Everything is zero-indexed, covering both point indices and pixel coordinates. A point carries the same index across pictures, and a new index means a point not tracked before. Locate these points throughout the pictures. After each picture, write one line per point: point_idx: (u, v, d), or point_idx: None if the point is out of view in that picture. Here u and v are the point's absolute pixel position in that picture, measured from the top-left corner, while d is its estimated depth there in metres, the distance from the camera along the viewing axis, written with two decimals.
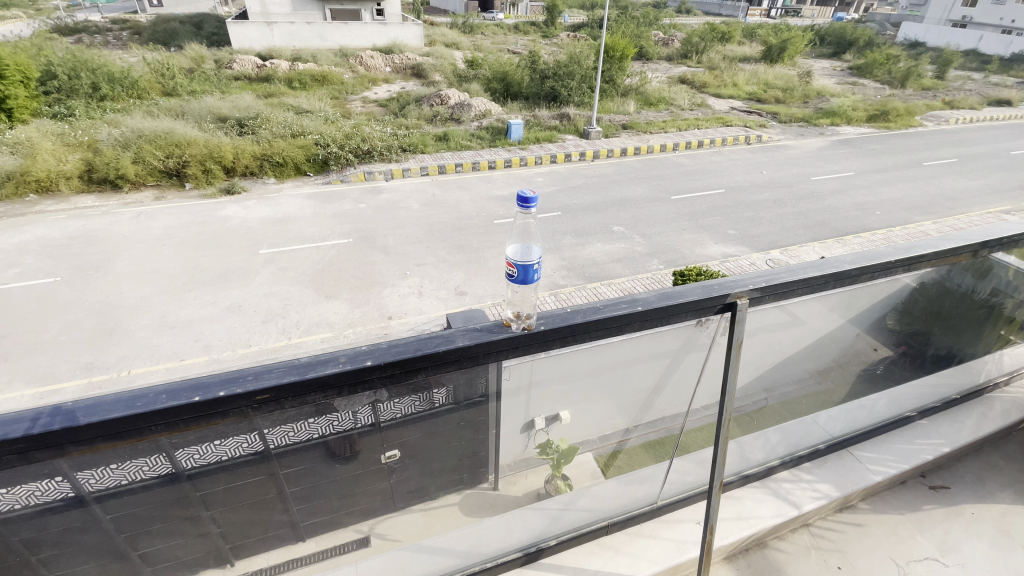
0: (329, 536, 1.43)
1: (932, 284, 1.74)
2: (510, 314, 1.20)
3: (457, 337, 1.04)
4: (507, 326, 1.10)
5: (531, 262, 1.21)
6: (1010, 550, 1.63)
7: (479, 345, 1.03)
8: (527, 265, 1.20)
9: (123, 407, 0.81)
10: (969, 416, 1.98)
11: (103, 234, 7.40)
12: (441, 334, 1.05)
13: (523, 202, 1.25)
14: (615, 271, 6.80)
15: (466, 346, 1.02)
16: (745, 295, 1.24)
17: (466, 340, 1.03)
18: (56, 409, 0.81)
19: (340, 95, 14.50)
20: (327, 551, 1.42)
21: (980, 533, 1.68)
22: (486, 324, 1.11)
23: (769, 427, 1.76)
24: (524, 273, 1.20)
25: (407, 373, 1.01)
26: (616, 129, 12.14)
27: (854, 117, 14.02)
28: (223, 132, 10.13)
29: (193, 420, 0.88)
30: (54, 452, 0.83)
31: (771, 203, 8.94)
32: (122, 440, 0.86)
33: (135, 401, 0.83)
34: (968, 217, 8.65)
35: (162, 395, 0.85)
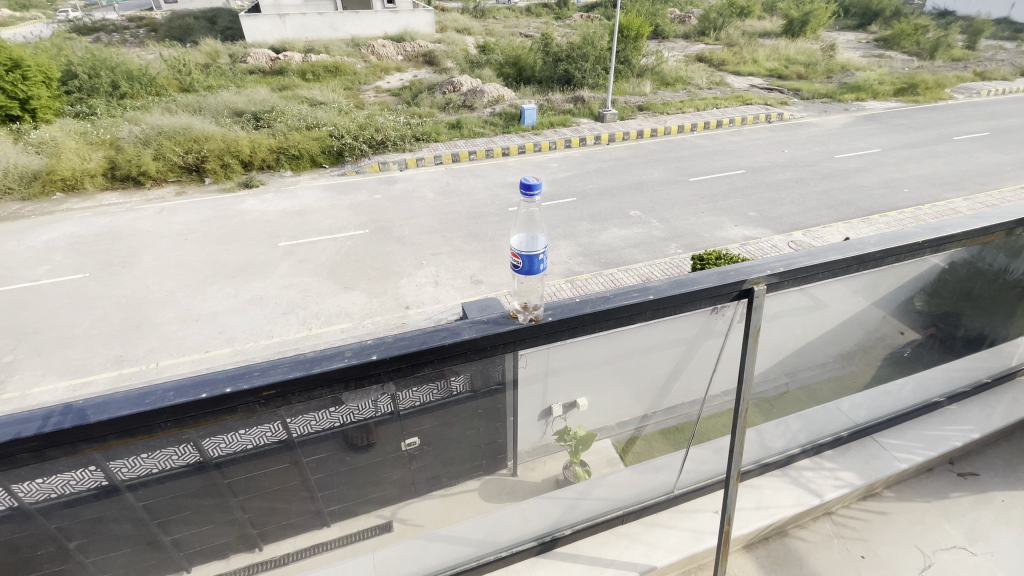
0: (352, 522, 1.45)
1: (962, 264, 1.66)
2: (518, 306, 1.19)
3: (463, 329, 1.04)
4: (514, 318, 1.10)
5: (536, 251, 1.19)
6: None
7: (486, 338, 1.02)
8: (532, 255, 1.18)
9: (132, 405, 0.84)
10: (999, 401, 1.92)
11: (128, 230, 7.59)
12: (448, 326, 1.05)
13: (526, 190, 1.23)
14: (633, 256, 6.74)
15: (473, 339, 1.02)
16: (762, 281, 1.21)
17: (473, 332, 1.03)
18: (67, 408, 0.84)
19: (352, 85, 14.51)
20: (350, 535, 1.44)
21: (1011, 520, 1.63)
22: (493, 316, 1.10)
23: (791, 415, 1.70)
24: (529, 263, 1.18)
25: (413, 367, 1.01)
26: (632, 110, 11.90)
27: (881, 92, 13.50)
28: (239, 126, 10.27)
29: (200, 417, 0.89)
30: (70, 449, 0.86)
31: (793, 182, 8.72)
32: (133, 436, 0.88)
33: (144, 399, 0.85)
34: (1001, 192, 8.32)
35: (170, 392, 0.87)
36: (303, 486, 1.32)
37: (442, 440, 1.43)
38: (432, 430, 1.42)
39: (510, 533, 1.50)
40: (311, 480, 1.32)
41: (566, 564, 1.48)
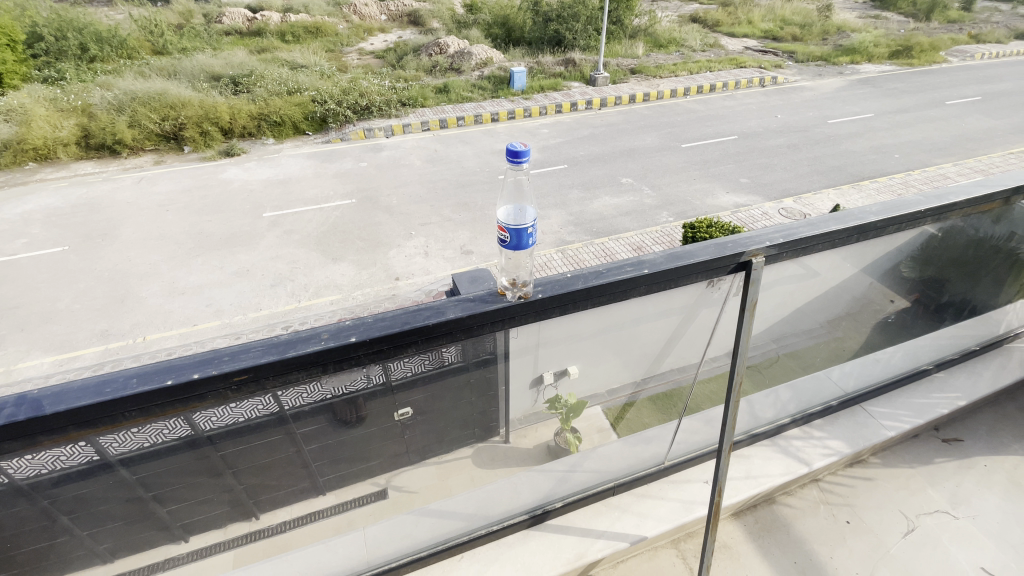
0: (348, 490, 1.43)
1: (963, 232, 1.66)
2: (506, 281, 1.18)
3: (447, 308, 1.01)
4: (502, 294, 1.07)
5: (524, 225, 1.14)
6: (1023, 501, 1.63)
7: (472, 317, 1.00)
8: (520, 229, 1.13)
9: (91, 395, 0.81)
10: (986, 368, 1.96)
11: (106, 201, 7.38)
12: (431, 304, 1.01)
13: (513, 158, 1.17)
14: (624, 225, 6.69)
15: (459, 319, 0.99)
16: (761, 253, 1.18)
17: (458, 312, 1.00)
18: (23, 398, 0.81)
19: (334, 47, 13.93)
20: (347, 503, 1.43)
21: (993, 485, 1.68)
22: (480, 293, 1.07)
23: (782, 384, 1.72)
24: (517, 238, 1.14)
25: (397, 348, 0.99)
26: (624, 74, 11.59)
27: (876, 55, 13.26)
28: (217, 91, 9.87)
29: (167, 405, 0.87)
30: (29, 441, 0.84)
31: (785, 148, 8.64)
32: (97, 427, 0.86)
33: (104, 388, 0.82)
34: (990, 158, 8.34)
35: (133, 378, 0.84)
36: (297, 459, 1.30)
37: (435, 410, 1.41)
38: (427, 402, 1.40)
39: (501, 508, 1.53)
40: (308, 452, 1.30)
41: (558, 535, 1.52)
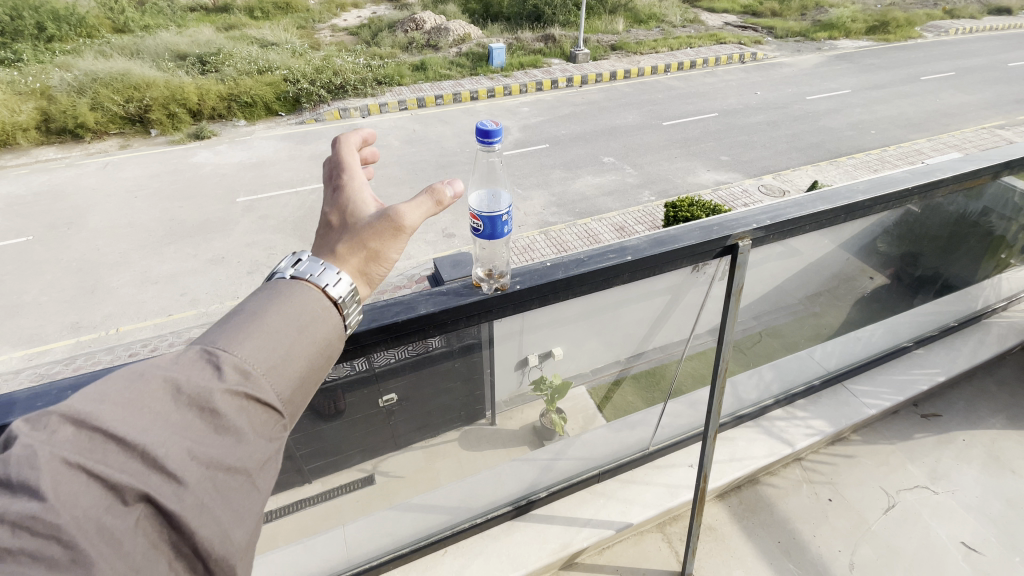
0: (334, 476, 1.35)
1: (946, 208, 1.68)
2: (482, 272, 1.12)
3: (418, 303, 0.96)
4: (477, 287, 1.03)
5: (498, 212, 1.07)
6: (995, 474, 1.68)
7: (444, 312, 0.96)
8: (494, 216, 1.06)
9: (19, 410, 0.77)
10: (964, 344, 2.00)
11: (71, 188, 7.07)
12: (401, 300, 0.97)
13: (484, 138, 1.11)
14: (606, 205, 6.67)
15: (430, 314, 0.95)
16: (747, 236, 1.16)
17: (430, 306, 0.96)
18: None
19: (306, 23, 13.43)
20: (334, 489, 1.35)
21: (969, 459, 1.73)
22: (454, 285, 1.03)
23: (765, 365, 1.73)
24: (491, 227, 1.06)
25: (365, 347, 0.95)
26: (605, 50, 11.42)
27: (853, 30, 13.29)
28: (183, 70, 9.46)
29: None
30: None
31: (765, 125, 8.67)
32: None
33: (37, 401, 0.78)
34: (963, 133, 8.48)
35: (67, 391, 0.80)
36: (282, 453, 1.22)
37: (421, 396, 1.35)
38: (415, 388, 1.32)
39: (486, 500, 1.54)
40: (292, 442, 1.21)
41: (545, 524, 1.55)
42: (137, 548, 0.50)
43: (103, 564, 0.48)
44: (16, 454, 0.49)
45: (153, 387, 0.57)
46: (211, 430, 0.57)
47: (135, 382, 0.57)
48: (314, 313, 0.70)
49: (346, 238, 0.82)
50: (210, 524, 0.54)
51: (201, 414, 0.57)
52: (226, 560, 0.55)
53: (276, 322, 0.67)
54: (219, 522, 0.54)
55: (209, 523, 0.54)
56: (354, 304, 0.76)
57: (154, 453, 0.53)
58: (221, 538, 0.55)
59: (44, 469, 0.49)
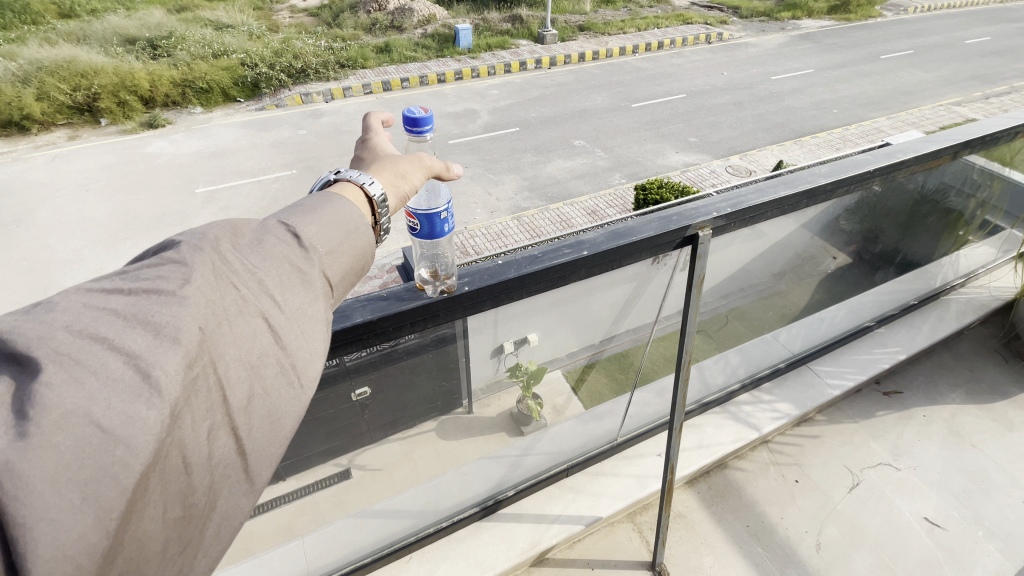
0: (307, 474, 1.28)
1: (908, 188, 1.72)
2: (425, 273, 1.04)
3: (353, 311, 0.90)
4: (421, 290, 0.98)
5: (437, 210, 0.93)
6: (951, 447, 1.75)
7: (385, 319, 0.92)
8: (432, 213, 0.92)
9: None
10: (925, 321, 2.07)
11: (14, 182, 6.66)
12: (337, 308, 0.90)
13: (414, 126, 1.01)
14: (578, 189, 6.65)
15: (367, 321, 0.90)
16: (707, 226, 1.15)
17: (367, 314, 0.90)
18: None
19: (263, 4, 12.82)
20: (309, 485, 1.30)
21: (928, 434, 1.79)
22: (397, 288, 0.98)
23: (731, 349, 1.76)
24: (430, 225, 0.93)
25: None
26: (573, 31, 11.29)
27: (816, 9, 13.47)
28: (132, 55, 8.93)
29: None
30: None
31: (731, 105, 8.75)
32: None
33: None
34: (920, 110, 8.73)
35: None
36: None
37: (395, 387, 1.27)
38: (389, 377, 1.24)
39: (452, 502, 1.52)
40: None
41: (513, 523, 1.54)
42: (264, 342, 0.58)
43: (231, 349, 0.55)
44: (183, 249, 0.58)
45: (259, 232, 0.65)
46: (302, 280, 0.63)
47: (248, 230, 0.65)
48: (357, 223, 0.71)
49: (379, 162, 0.90)
50: (307, 351, 0.61)
51: (289, 268, 0.63)
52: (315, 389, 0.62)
53: (330, 217, 0.70)
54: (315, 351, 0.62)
55: (305, 341, 0.61)
56: (387, 208, 0.80)
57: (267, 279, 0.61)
58: (314, 366, 0.62)
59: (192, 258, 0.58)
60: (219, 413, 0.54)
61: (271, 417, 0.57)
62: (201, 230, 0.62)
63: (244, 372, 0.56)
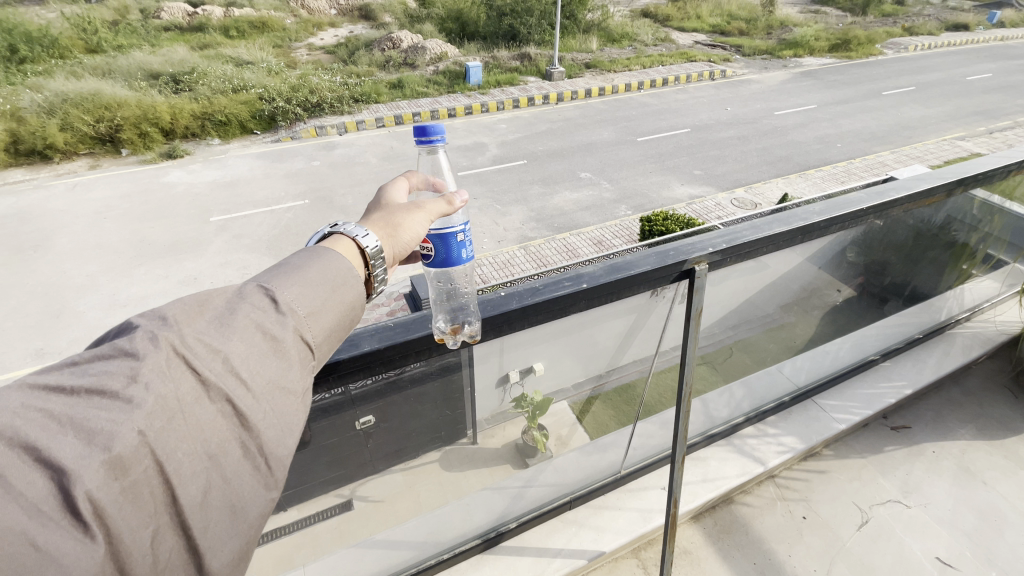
0: (310, 504, 1.28)
1: (906, 224, 1.73)
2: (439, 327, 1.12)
3: (363, 340, 0.93)
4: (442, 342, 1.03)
5: (450, 229, 0.97)
6: (962, 484, 1.71)
7: (392, 348, 0.94)
8: (445, 233, 0.97)
9: None
10: (931, 355, 2.05)
11: (35, 210, 6.85)
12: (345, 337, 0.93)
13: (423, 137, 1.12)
14: (585, 219, 6.73)
15: (375, 350, 0.92)
16: (704, 260, 1.17)
17: (375, 343, 0.93)
18: None
19: (282, 42, 13.37)
20: (310, 516, 1.29)
21: (937, 470, 1.75)
22: (407, 316, 1.01)
23: (736, 380, 1.74)
24: (445, 247, 0.98)
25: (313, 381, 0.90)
26: (579, 68, 11.65)
27: (817, 47, 13.83)
28: (156, 89, 9.30)
29: None
30: None
31: (736, 139, 8.90)
32: None
33: None
34: (924, 145, 8.83)
35: None
36: None
37: (398, 415, 1.29)
38: (393, 407, 1.25)
39: (454, 533, 1.50)
40: None
41: (515, 556, 1.51)
42: (222, 429, 0.57)
43: (189, 442, 0.54)
44: (140, 337, 0.57)
45: (228, 306, 0.64)
46: (276, 349, 0.63)
47: (224, 302, 0.64)
48: (347, 277, 0.73)
49: (379, 213, 0.91)
50: (273, 428, 0.60)
51: (265, 338, 0.63)
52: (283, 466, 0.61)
53: (316, 275, 0.70)
54: (283, 429, 0.60)
55: (270, 422, 0.59)
56: (381, 260, 0.82)
57: (233, 359, 0.59)
58: (281, 445, 0.60)
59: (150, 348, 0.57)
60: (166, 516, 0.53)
61: (228, 509, 0.56)
62: (161, 309, 0.61)
63: (200, 465, 0.55)
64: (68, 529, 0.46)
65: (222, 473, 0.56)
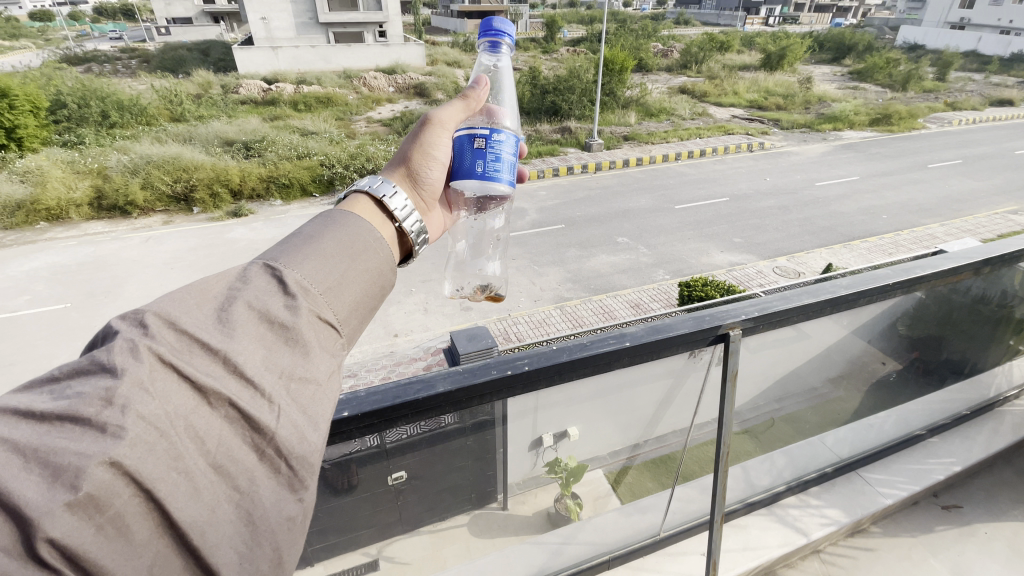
0: (338, 559, 1.37)
1: (937, 297, 1.64)
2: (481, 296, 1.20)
3: (438, 380, 1.01)
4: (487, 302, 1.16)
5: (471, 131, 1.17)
6: None
7: (462, 390, 1.01)
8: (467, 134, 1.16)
9: None
10: (979, 432, 1.92)
11: (113, 259, 7.52)
12: (421, 377, 1.02)
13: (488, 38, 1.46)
14: (621, 282, 6.79)
15: (449, 391, 1.00)
16: (738, 325, 1.22)
17: (449, 384, 1.01)
18: None
19: (344, 115, 14.69)
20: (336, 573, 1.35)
21: (994, 553, 1.64)
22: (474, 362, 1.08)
23: (777, 450, 1.70)
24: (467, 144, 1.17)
25: (387, 421, 1.00)
26: (618, 140, 12.17)
27: (856, 122, 13.98)
28: (230, 155, 10.31)
29: None
30: None
31: (776, 209, 8.93)
32: None
33: None
34: (977, 218, 8.57)
35: None
36: None
37: None
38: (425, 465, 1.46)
39: None
40: None
41: None
42: (223, 441, 0.57)
43: (190, 457, 0.54)
44: (117, 348, 0.57)
45: (226, 309, 0.65)
46: (281, 342, 0.66)
47: (222, 295, 0.67)
48: (365, 245, 0.82)
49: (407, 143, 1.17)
50: (285, 424, 0.61)
51: (271, 328, 0.66)
52: (300, 457, 0.62)
53: (332, 246, 0.78)
54: (297, 425, 0.62)
55: (283, 423, 0.61)
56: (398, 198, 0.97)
57: (235, 360, 0.60)
58: (296, 438, 0.62)
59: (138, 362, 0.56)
60: (165, 539, 0.52)
61: (244, 518, 0.56)
62: (143, 314, 0.62)
63: (207, 479, 0.54)
64: None
65: (230, 485, 0.56)
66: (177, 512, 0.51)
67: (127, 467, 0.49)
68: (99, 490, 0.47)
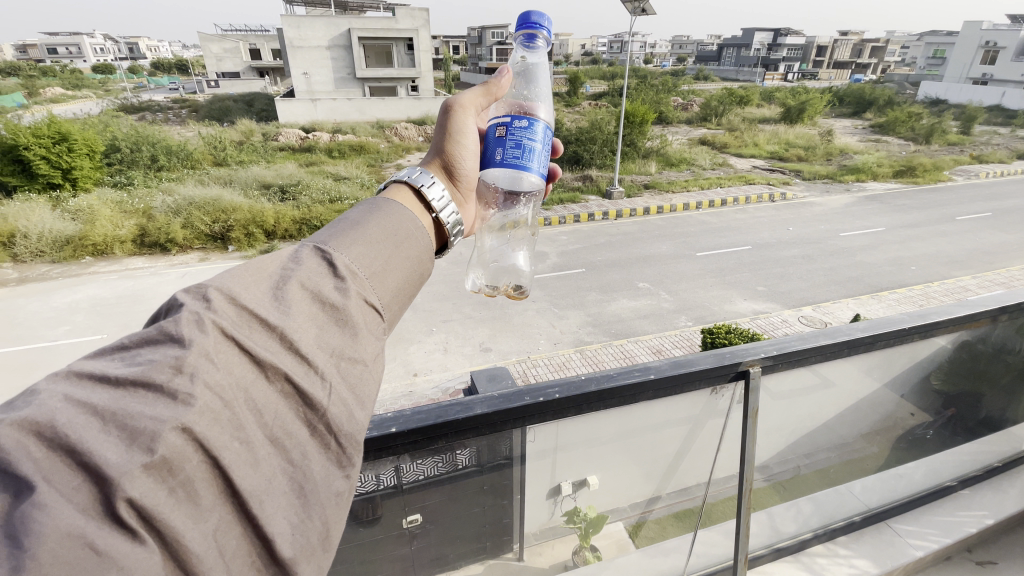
0: None
1: (965, 345, 1.63)
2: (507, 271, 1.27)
3: (475, 404, 1.07)
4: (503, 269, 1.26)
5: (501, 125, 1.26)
6: None
7: (497, 413, 1.06)
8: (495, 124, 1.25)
9: None
10: (1012, 486, 1.84)
11: (149, 293, 7.85)
12: (461, 400, 1.07)
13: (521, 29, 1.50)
14: (642, 328, 6.75)
15: (485, 414, 1.06)
16: (756, 363, 1.25)
17: (485, 408, 1.07)
18: None
19: (375, 162, 15.38)
20: None
21: None
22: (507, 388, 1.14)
23: (802, 497, 1.66)
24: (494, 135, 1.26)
25: (429, 439, 1.04)
26: (638, 189, 12.40)
27: (880, 173, 13.98)
28: (266, 198, 10.84)
29: None
30: None
31: (800, 258, 8.86)
32: None
33: None
34: (1011, 271, 8.35)
35: None
36: None
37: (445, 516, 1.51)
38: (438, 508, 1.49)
39: None
40: None
41: None
42: (279, 415, 0.60)
43: (250, 427, 0.57)
44: (183, 316, 0.61)
45: (283, 286, 0.69)
46: (331, 322, 0.69)
47: (277, 274, 0.71)
48: (408, 232, 0.87)
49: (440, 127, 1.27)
50: (336, 402, 0.64)
51: (323, 306, 0.70)
52: (348, 436, 0.65)
53: (378, 233, 0.83)
54: (346, 404, 0.66)
55: (333, 398, 0.64)
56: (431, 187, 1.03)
57: (292, 337, 0.64)
58: (344, 416, 0.65)
59: (203, 334, 0.60)
60: (226, 507, 0.55)
61: (297, 490, 0.60)
62: (203, 285, 0.66)
63: (265, 451, 0.58)
64: (123, 535, 0.46)
65: (285, 458, 0.60)
66: (240, 480, 0.55)
67: (196, 433, 0.53)
68: (173, 454, 0.51)
